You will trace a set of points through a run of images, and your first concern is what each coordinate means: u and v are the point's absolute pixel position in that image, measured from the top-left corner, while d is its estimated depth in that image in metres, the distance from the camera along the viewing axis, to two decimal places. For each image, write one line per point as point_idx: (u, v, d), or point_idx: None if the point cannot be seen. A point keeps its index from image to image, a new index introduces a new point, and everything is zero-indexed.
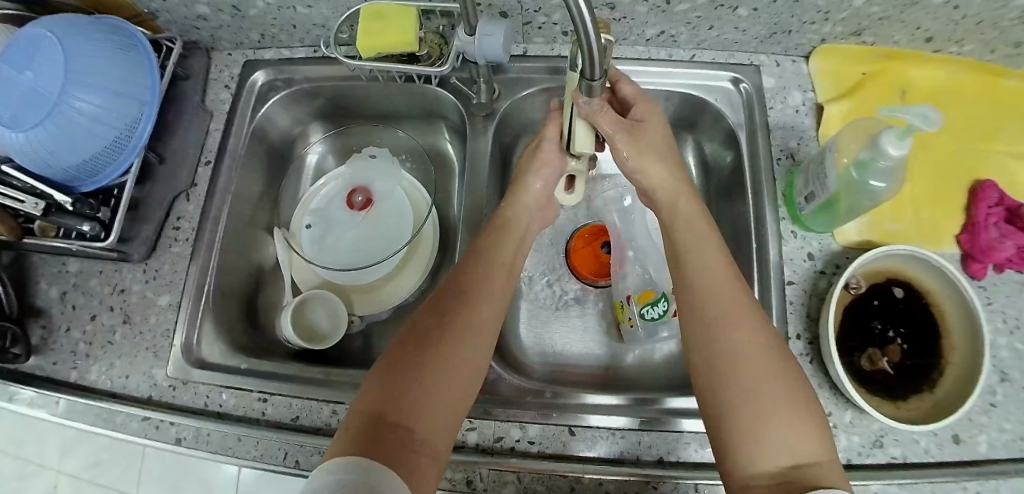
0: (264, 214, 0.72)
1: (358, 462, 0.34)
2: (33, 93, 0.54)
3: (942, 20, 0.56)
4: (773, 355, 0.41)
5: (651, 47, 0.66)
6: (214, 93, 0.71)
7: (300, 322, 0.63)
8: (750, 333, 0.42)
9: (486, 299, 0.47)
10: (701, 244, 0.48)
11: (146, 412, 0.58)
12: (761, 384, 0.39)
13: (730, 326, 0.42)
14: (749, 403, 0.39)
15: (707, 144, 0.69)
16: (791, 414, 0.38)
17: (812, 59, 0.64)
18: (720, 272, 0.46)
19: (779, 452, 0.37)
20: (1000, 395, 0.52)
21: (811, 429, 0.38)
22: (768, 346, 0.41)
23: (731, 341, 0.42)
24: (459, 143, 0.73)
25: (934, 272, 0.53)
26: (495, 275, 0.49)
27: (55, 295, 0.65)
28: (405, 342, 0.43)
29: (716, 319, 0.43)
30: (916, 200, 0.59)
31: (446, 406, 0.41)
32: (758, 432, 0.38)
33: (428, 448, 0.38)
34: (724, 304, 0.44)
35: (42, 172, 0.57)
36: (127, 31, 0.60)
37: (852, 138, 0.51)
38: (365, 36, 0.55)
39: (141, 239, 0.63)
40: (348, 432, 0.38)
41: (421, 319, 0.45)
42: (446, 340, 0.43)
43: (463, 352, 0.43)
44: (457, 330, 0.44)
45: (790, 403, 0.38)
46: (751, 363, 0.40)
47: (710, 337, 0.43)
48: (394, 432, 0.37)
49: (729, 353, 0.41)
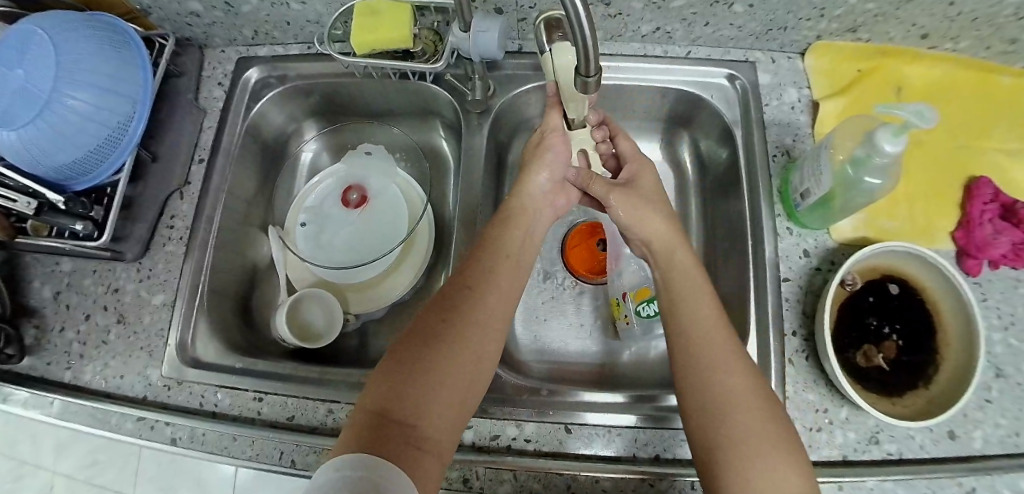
0: (258, 212, 0.71)
1: (362, 457, 0.34)
2: (23, 91, 0.54)
3: (937, 17, 0.56)
4: (765, 396, 0.42)
5: (646, 43, 0.66)
6: (208, 90, 0.70)
7: (294, 321, 0.62)
8: (744, 373, 0.43)
9: (494, 295, 0.47)
10: (691, 286, 0.49)
11: (141, 412, 0.58)
12: (755, 422, 0.40)
13: (724, 364, 0.43)
14: (744, 436, 0.39)
15: (703, 141, 0.69)
16: (783, 454, 0.39)
17: (807, 55, 0.64)
18: (711, 314, 0.47)
19: (771, 486, 0.37)
20: (995, 391, 0.52)
21: (801, 467, 0.38)
22: (758, 385, 0.42)
23: (727, 378, 0.42)
24: (454, 141, 0.72)
25: (931, 270, 0.53)
26: (502, 270, 0.49)
27: (48, 295, 0.65)
28: (411, 343, 0.43)
29: (711, 353, 0.44)
30: (910, 197, 0.59)
31: (449, 406, 0.41)
32: (751, 466, 0.38)
33: (433, 449, 0.39)
34: (718, 343, 0.44)
35: (33, 171, 0.56)
36: (120, 28, 0.60)
37: (848, 136, 0.51)
38: (358, 32, 0.54)
39: (135, 238, 0.63)
40: (354, 428, 0.38)
41: (427, 319, 0.45)
42: (454, 342, 0.43)
43: (465, 348, 0.43)
44: (464, 331, 0.44)
45: (781, 441, 0.39)
46: (746, 401, 0.41)
47: (705, 371, 0.43)
48: (401, 431, 0.38)
49: (723, 396, 0.41)
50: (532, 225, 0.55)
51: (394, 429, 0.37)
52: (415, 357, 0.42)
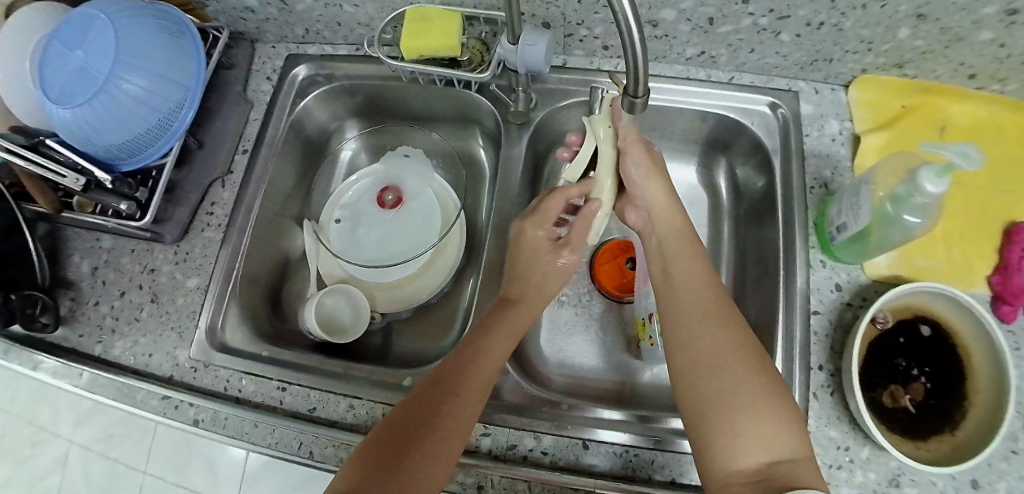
0: (295, 205, 0.73)
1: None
2: (82, 71, 0.56)
3: (987, 57, 0.55)
4: (752, 362, 0.43)
5: (690, 66, 0.66)
6: (256, 83, 0.72)
7: (323, 315, 0.64)
8: (732, 340, 0.45)
9: (484, 365, 0.48)
10: (689, 272, 0.51)
11: (166, 391, 0.59)
12: (734, 389, 0.42)
13: (707, 338, 0.45)
14: (734, 394, 0.41)
15: (739, 167, 0.69)
16: (766, 413, 0.40)
17: (852, 88, 0.63)
18: (699, 286, 0.49)
19: (754, 450, 0.39)
20: (1023, 442, 0.51)
21: (787, 427, 0.40)
22: (744, 351, 0.44)
23: (708, 346, 0.45)
24: (491, 149, 0.73)
25: (966, 317, 0.52)
26: (497, 336, 0.50)
27: (87, 269, 0.67)
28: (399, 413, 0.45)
29: (695, 326, 0.46)
30: (949, 239, 0.58)
31: (431, 462, 0.42)
32: (728, 431, 0.40)
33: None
34: (704, 316, 0.47)
35: (83, 148, 0.58)
36: (177, 17, 0.62)
37: (889, 173, 0.51)
38: (408, 38, 0.56)
39: (175, 221, 0.65)
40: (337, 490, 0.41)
41: (417, 392, 0.46)
42: (438, 411, 0.44)
43: (456, 412, 0.45)
44: (449, 398, 0.45)
45: (770, 396, 0.41)
46: (727, 369, 0.43)
47: (689, 348, 0.46)
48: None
49: (709, 358, 0.44)
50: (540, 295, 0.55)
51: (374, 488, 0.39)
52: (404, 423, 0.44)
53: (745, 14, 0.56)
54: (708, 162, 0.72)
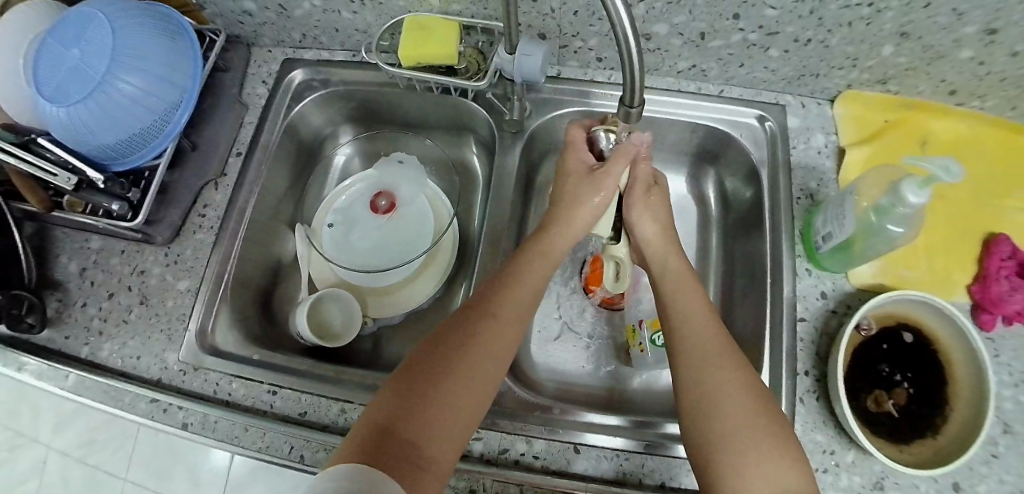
0: (288, 209, 0.73)
1: (363, 469, 0.34)
2: (78, 70, 0.56)
3: (966, 74, 0.57)
4: (758, 401, 0.42)
5: (681, 79, 0.68)
6: (251, 87, 0.72)
7: (315, 318, 0.63)
8: (735, 381, 0.43)
9: (504, 323, 0.47)
10: (691, 307, 0.50)
11: (155, 393, 0.59)
12: (744, 424, 0.40)
13: (716, 371, 0.44)
14: (738, 438, 0.40)
15: (728, 178, 0.70)
16: (775, 452, 0.39)
17: (837, 103, 0.65)
18: (702, 322, 0.48)
19: (762, 487, 0.37)
20: (1002, 447, 0.53)
21: (794, 476, 0.38)
22: (750, 389, 0.43)
23: (713, 384, 0.43)
24: (485, 157, 0.74)
25: (957, 335, 0.53)
26: (521, 300, 0.49)
27: (74, 270, 0.66)
28: (419, 364, 0.43)
29: (704, 358, 0.45)
30: (929, 249, 0.60)
31: (450, 427, 0.40)
32: (738, 467, 0.39)
33: (435, 469, 0.38)
34: (713, 350, 0.45)
35: (76, 147, 0.58)
36: (176, 19, 0.62)
37: (875, 184, 0.52)
38: (407, 45, 0.56)
39: (167, 223, 0.64)
40: (355, 442, 0.37)
41: (439, 343, 0.44)
42: (461, 374, 0.42)
43: (474, 371, 0.43)
44: (472, 364, 0.43)
45: (773, 441, 0.40)
46: (735, 403, 0.42)
47: (699, 377, 0.44)
48: (405, 450, 0.37)
49: (712, 398, 0.42)
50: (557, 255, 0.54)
51: (399, 445, 0.37)
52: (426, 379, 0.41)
53: (735, 29, 0.57)
54: (697, 173, 0.73)
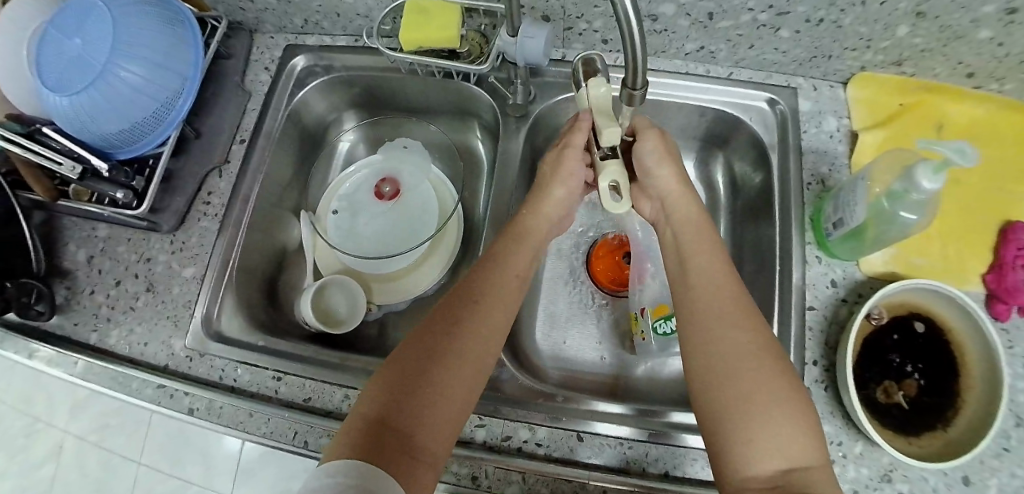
0: (292, 196, 0.73)
1: (357, 465, 0.36)
2: (80, 59, 0.56)
3: (985, 56, 0.55)
4: (774, 362, 0.41)
5: (689, 61, 0.66)
6: (254, 74, 0.72)
7: (319, 305, 0.64)
8: (752, 340, 0.42)
9: (494, 306, 0.47)
10: (706, 263, 0.47)
11: (162, 379, 0.59)
12: (762, 385, 0.39)
13: (732, 331, 0.42)
14: (752, 397, 0.39)
15: (737, 163, 0.69)
16: (791, 411, 0.38)
17: (850, 85, 0.63)
18: (721, 278, 0.46)
19: (771, 454, 0.37)
20: (1015, 440, 0.51)
21: (803, 436, 0.38)
22: (767, 350, 0.41)
23: (729, 345, 0.42)
24: (489, 142, 0.73)
25: (975, 332, 0.51)
26: (508, 285, 0.49)
27: (82, 258, 0.67)
28: (412, 352, 0.43)
29: (719, 314, 0.44)
30: (944, 237, 0.58)
31: (444, 415, 0.41)
32: (753, 426, 0.38)
33: (431, 454, 0.40)
34: (733, 311, 0.44)
35: (82, 136, 0.58)
36: (176, 7, 0.61)
37: (886, 169, 0.51)
38: (407, 29, 0.56)
39: (172, 210, 0.65)
40: (350, 431, 0.39)
41: (428, 332, 0.45)
42: (454, 361, 0.43)
43: (462, 362, 0.43)
44: (465, 351, 0.44)
45: (785, 400, 0.39)
46: (753, 364, 0.40)
47: (714, 334, 0.43)
48: (398, 437, 0.39)
49: (727, 359, 0.41)
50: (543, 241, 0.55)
51: (392, 435, 0.38)
52: (417, 368, 0.42)
53: (744, 9, 0.56)
54: (706, 158, 0.72)
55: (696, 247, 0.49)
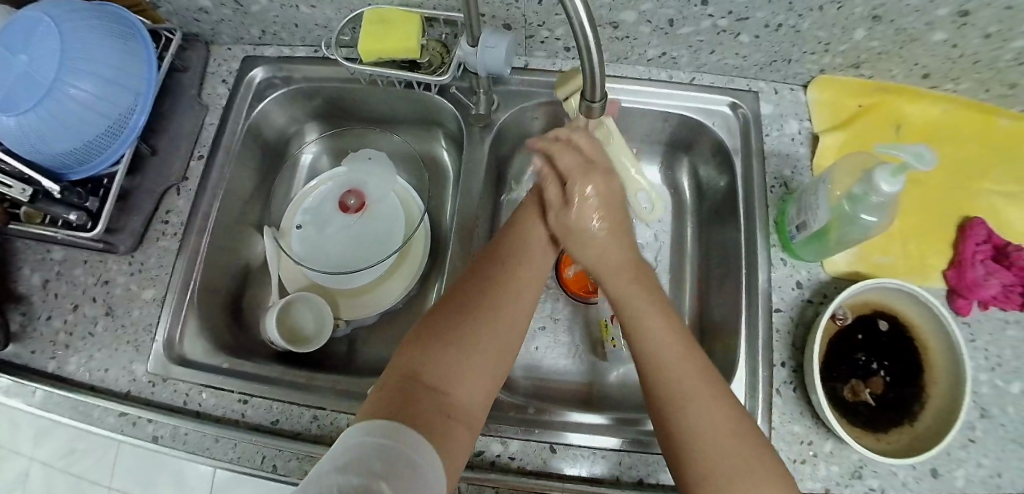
0: (255, 211, 0.71)
1: (390, 421, 0.35)
2: (25, 78, 0.53)
3: (939, 57, 0.56)
4: (740, 435, 0.40)
5: (651, 67, 0.66)
6: (212, 87, 0.70)
7: (284, 323, 0.62)
8: (714, 418, 0.40)
9: (524, 269, 0.48)
10: (651, 316, 0.45)
11: (123, 407, 0.57)
12: (740, 462, 0.38)
13: (698, 401, 0.41)
14: (729, 484, 0.38)
15: (702, 167, 0.69)
16: (774, 487, 0.38)
17: (810, 88, 0.64)
18: (667, 337, 0.44)
19: None
20: (979, 431, 0.52)
21: None
22: (733, 424, 0.40)
23: (693, 429, 0.40)
24: (454, 151, 0.73)
25: (936, 324, 0.53)
26: (533, 254, 0.50)
27: (37, 282, 0.64)
28: (443, 311, 0.45)
29: (681, 383, 0.42)
30: (905, 235, 0.59)
31: (476, 377, 0.42)
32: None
33: (464, 414, 0.40)
34: (686, 383, 0.42)
35: (30, 157, 0.56)
36: (128, 20, 0.59)
37: (847, 170, 0.51)
38: (366, 40, 0.55)
39: (129, 231, 0.62)
40: (382, 389, 0.40)
41: (457, 294, 0.46)
42: (482, 317, 0.44)
43: (491, 323, 0.44)
44: (494, 309, 0.45)
45: (761, 477, 0.38)
46: (730, 444, 0.39)
47: (674, 416, 0.41)
48: (433, 396, 0.39)
49: (691, 442, 0.40)
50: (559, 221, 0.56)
51: (424, 392, 0.39)
52: (450, 327, 0.43)
53: (704, 16, 0.56)
54: (671, 162, 0.72)
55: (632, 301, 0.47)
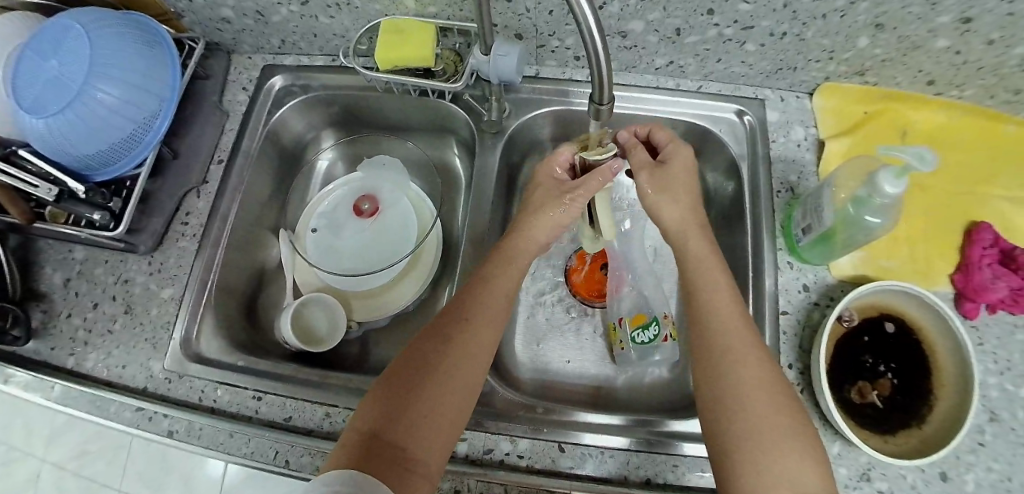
0: (271, 215, 0.73)
1: (351, 476, 0.36)
2: (55, 82, 0.55)
3: (943, 64, 0.58)
4: (774, 383, 0.42)
5: (659, 76, 0.68)
6: (232, 94, 0.72)
7: (299, 323, 0.64)
8: (756, 369, 0.42)
9: (487, 322, 0.47)
10: (708, 279, 0.48)
11: (140, 402, 0.58)
12: (765, 416, 0.40)
13: (741, 350, 0.43)
14: (759, 427, 0.40)
15: (710, 174, 0.70)
16: (799, 437, 0.39)
17: (816, 95, 0.65)
18: (719, 291, 0.47)
19: (782, 484, 0.37)
20: (988, 435, 0.53)
21: (811, 462, 0.38)
22: (770, 374, 0.42)
23: (733, 377, 0.42)
24: (467, 158, 0.74)
25: (945, 331, 0.53)
26: (498, 295, 0.49)
27: (59, 281, 0.66)
28: (406, 370, 0.44)
29: (728, 334, 0.44)
30: (912, 239, 0.60)
31: (439, 430, 0.42)
32: (763, 457, 0.38)
33: (424, 470, 0.40)
34: (735, 336, 0.44)
35: (57, 158, 0.58)
36: (154, 29, 0.62)
37: (851, 174, 0.52)
38: (383, 49, 0.57)
39: (150, 231, 0.64)
40: (345, 446, 0.40)
41: (418, 350, 0.45)
42: (445, 377, 0.43)
43: (453, 382, 0.43)
44: (456, 367, 0.44)
45: (788, 425, 0.40)
46: (764, 392, 0.41)
47: (720, 363, 0.43)
48: (390, 452, 0.39)
49: (731, 388, 0.42)
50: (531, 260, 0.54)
51: (388, 451, 0.39)
52: (412, 387, 0.42)
53: (710, 25, 0.57)
54: None
55: (693, 259, 0.49)
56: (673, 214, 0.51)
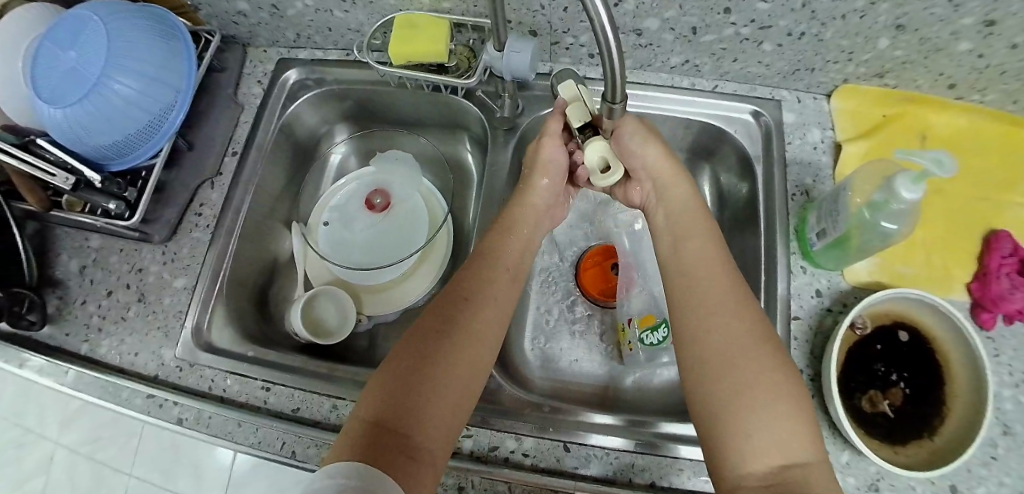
0: (284, 208, 0.74)
1: (356, 467, 0.36)
2: (74, 73, 0.56)
3: (966, 68, 0.56)
4: (766, 344, 0.42)
5: (674, 75, 0.67)
6: (247, 87, 0.73)
7: (308, 316, 0.64)
8: (744, 331, 0.42)
9: (488, 296, 0.48)
10: (699, 247, 0.49)
11: (151, 390, 0.59)
12: (754, 376, 0.40)
13: (731, 312, 0.43)
14: (749, 389, 0.39)
15: (723, 175, 0.70)
16: (790, 401, 0.39)
17: (834, 97, 0.64)
18: (709, 258, 0.48)
19: (770, 448, 0.37)
20: (1001, 448, 0.52)
21: (800, 426, 0.38)
22: (761, 336, 0.42)
23: (722, 338, 0.42)
24: (479, 154, 0.74)
25: (960, 341, 0.52)
26: (498, 282, 0.50)
27: (74, 268, 0.67)
28: (410, 354, 0.43)
29: (706, 319, 0.44)
30: (929, 247, 0.59)
31: (441, 415, 0.41)
32: (751, 418, 0.38)
33: (427, 457, 0.39)
34: (726, 299, 0.44)
35: (73, 148, 0.58)
36: (172, 21, 0.62)
37: (868, 178, 0.51)
38: (396, 43, 0.57)
39: (163, 222, 0.65)
40: (349, 438, 0.39)
41: (420, 333, 0.45)
42: (447, 358, 0.43)
43: (455, 362, 0.43)
44: (459, 347, 0.44)
45: (779, 387, 0.39)
46: (754, 354, 0.41)
47: (709, 325, 0.43)
48: (396, 440, 0.39)
49: (719, 349, 0.42)
50: (533, 234, 0.56)
51: (392, 439, 0.39)
52: (415, 368, 0.42)
53: (727, 24, 0.57)
54: (692, 169, 0.73)
55: (688, 230, 0.51)
56: (654, 157, 0.54)
